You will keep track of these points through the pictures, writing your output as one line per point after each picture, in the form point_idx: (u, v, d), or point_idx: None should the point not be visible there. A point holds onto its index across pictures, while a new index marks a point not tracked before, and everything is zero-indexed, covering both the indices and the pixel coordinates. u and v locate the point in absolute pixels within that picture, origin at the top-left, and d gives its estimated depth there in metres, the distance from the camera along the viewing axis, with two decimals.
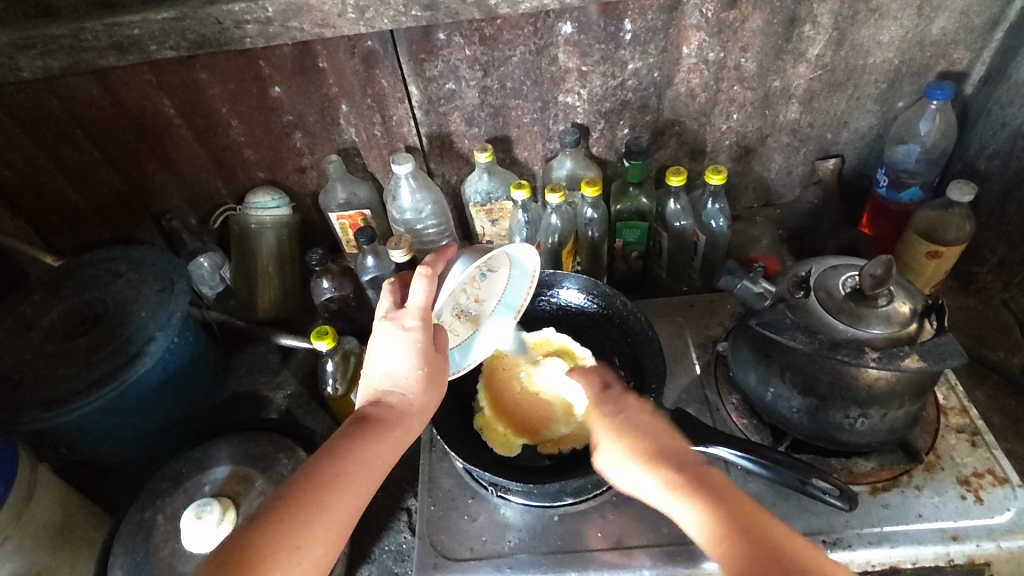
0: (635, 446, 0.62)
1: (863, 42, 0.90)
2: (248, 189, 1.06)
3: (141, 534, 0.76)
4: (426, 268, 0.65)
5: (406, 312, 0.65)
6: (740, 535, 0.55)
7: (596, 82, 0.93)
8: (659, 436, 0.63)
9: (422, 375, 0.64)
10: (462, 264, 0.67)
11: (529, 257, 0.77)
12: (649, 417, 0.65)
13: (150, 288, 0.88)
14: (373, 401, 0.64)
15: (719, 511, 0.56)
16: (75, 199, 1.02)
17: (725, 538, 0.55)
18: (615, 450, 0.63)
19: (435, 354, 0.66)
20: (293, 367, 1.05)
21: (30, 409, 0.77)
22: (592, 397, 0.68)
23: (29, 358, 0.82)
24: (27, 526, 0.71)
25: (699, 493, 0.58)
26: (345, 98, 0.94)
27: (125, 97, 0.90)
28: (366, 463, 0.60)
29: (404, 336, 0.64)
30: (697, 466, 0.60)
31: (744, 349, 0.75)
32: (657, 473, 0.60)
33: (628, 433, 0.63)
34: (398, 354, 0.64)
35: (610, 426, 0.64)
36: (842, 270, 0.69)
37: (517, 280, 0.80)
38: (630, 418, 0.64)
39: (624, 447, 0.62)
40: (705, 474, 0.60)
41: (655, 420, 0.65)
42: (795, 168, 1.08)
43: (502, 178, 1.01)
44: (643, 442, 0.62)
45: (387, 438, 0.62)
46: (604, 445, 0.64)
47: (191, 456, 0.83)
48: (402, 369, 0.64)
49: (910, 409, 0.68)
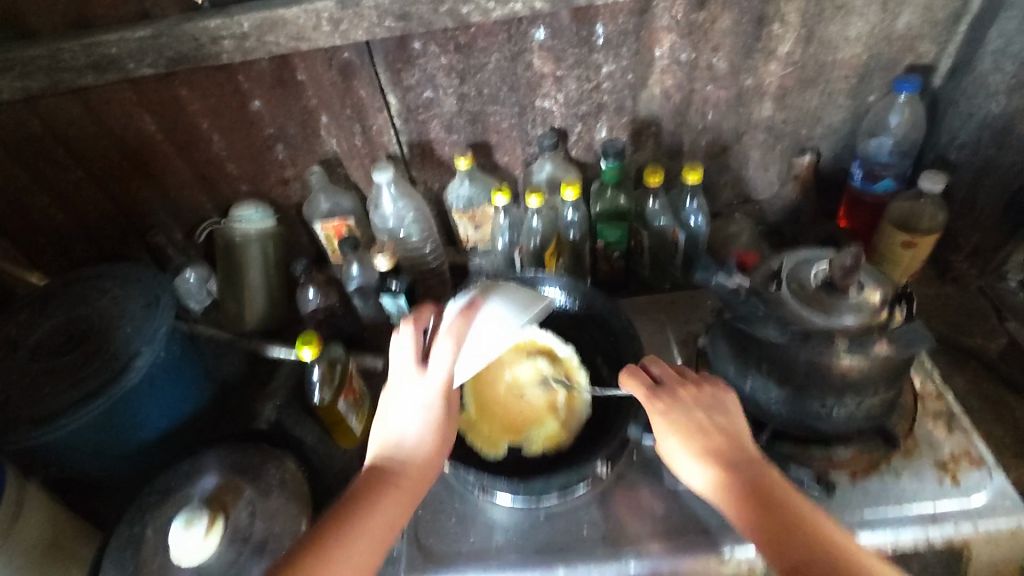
0: (691, 439, 0.62)
1: (831, 38, 0.92)
2: (232, 203, 1.07)
3: (130, 549, 0.73)
4: (454, 334, 0.67)
5: (428, 376, 0.67)
6: (775, 525, 0.56)
7: (571, 87, 0.95)
8: (719, 432, 0.63)
9: (433, 438, 0.67)
10: (490, 325, 0.68)
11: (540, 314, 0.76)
12: (708, 414, 0.64)
13: (135, 303, 0.89)
14: (385, 457, 0.66)
15: (761, 511, 0.57)
16: (60, 218, 1.03)
17: (759, 526, 0.57)
18: (671, 441, 0.64)
19: (448, 420, 0.68)
20: (282, 378, 1.05)
21: (19, 426, 0.77)
22: (645, 393, 0.66)
23: (16, 377, 0.82)
24: (14, 544, 0.71)
25: (744, 498, 0.58)
26: (324, 109, 0.95)
27: (106, 116, 0.92)
28: (387, 517, 0.62)
29: (423, 398, 0.67)
30: (750, 465, 0.61)
31: (722, 342, 0.76)
32: (707, 467, 0.61)
33: (681, 431, 0.63)
34: (413, 414, 0.67)
35: (663, 419, 0.64)
36: (814, 262, 0.70)
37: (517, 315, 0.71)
38: (688, 401, 0.65)
39: (679, 441, 0.63)
40: (756, 476, 0.60)
41: (716, 417, 0.64)
42: (771, 165, 1.09)
43: (483, 184, 1.04)
44: (694, 437, 0.62)
45: (406, 492, 0.64)
46: (660, 437, 0.65)
47: (180, 468, 0.80)
48: (414, 429, 0.67)
49: (886, 396, 0.69)
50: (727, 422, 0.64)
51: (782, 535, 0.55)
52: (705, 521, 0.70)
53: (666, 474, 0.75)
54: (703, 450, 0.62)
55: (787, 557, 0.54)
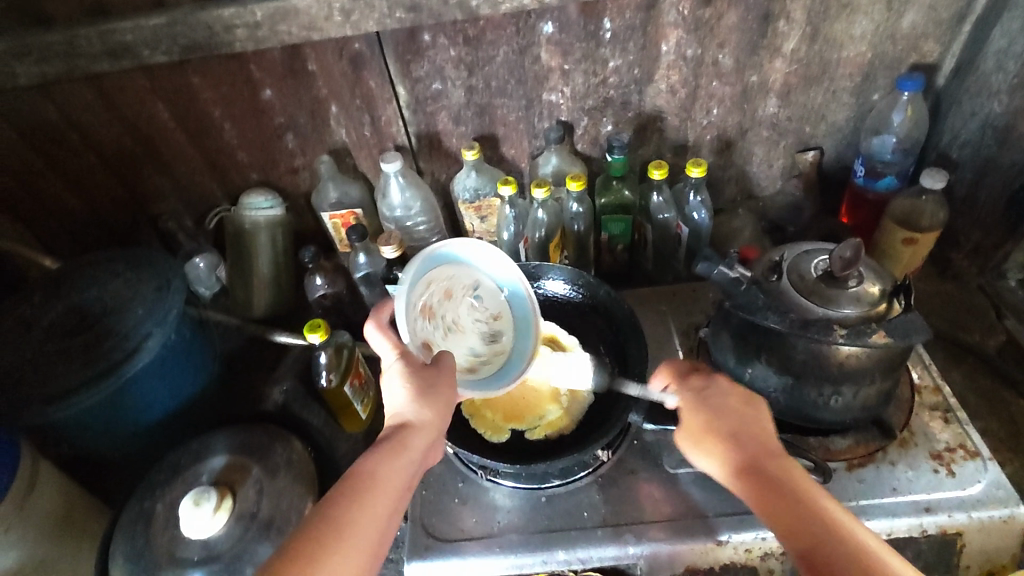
0: (715, 421, 0.64)
1: (836, 36, 0.93)
2: (242, 190, 1.08)
3: (140, 524, 0.75)
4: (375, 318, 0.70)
5: (383, 355, 0.69)
6: (791, 507, 0.55)
7: (578, 80, 0.96)
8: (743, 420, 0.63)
9: (411, 392, 0.65)
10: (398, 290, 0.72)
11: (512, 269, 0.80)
12: (736, 401, 0.64)
13: (146, 286, 0.91)
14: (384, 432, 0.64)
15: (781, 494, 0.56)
16: (73, 202, 1.05)
17: (783, 509, 0.55)
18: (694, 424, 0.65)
19: (424, 371, 0.66)
20: (289, 363, 1.07)
21: (33, 403, 0.79)
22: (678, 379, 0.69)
23: (30, 356, 0.83)
24: (28, 516, 0.72)
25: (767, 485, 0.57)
26: (334, 99, 0.97)
27: (120, 103, 0.93)
28: (389, 485, 0.59)
29: (389, 371, 0.67)
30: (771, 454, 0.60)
31: (724, 333, 0.77)
32: (727, 451, 0.61)
33: (706, 414, 0.64)
34: (389, 386, 0.67)
35: (690, 401, 0.66)
36: (814, 255, 0.72)
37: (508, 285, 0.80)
38: (715, 393, 0.66)
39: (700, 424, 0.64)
40: (777, 464, 0.59)
41: (740, 405, 0.64)
42: (775, 161, 1.10)
43: (489, 176, 1.05)
44: (720, 419, 0.63)
45: (408, 461, 0.61)
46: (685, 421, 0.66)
47: (189, 447, 0.82)
48: (395, 397, 0.65)
49: (883, 386, 0.70)
50: (751, 412, 0.64)
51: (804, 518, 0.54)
52: (703, 506, 0.71)
53: (666, 459, 0.76)
54: (727, 432, 0.62)
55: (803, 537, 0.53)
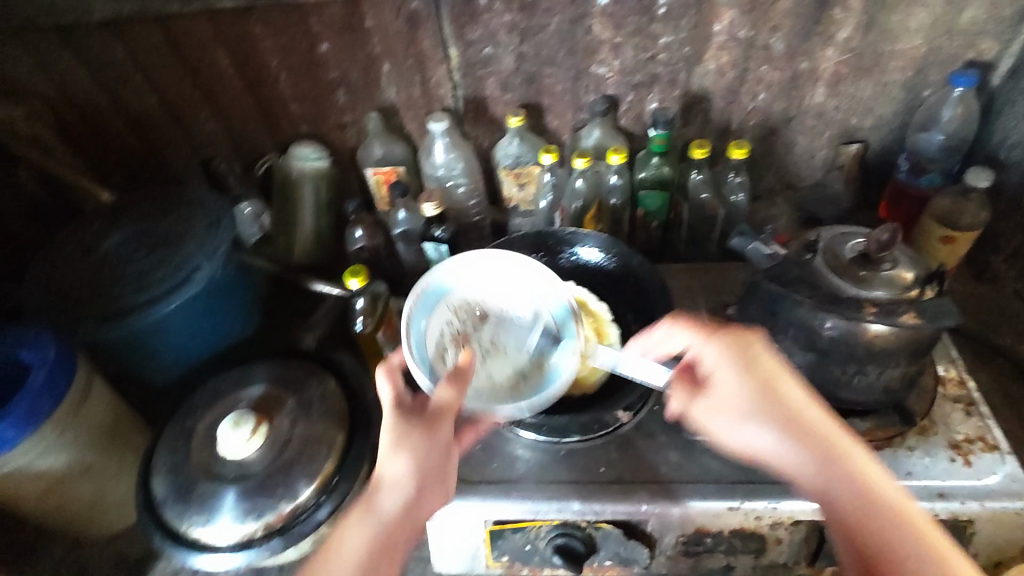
0: (759, 392, 0.66)
1: (891, 27, 0.93)
2: (291, 141, 1.12)
3: (182, 440, 0.79)
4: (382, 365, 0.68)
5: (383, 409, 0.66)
6: (836, 492, 0.58)
7: (628, 55, 0.98)
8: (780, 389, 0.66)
9: (393, 445, 0.63)
10: (412, 334, 0.74)
11: (534, 273, 0.81)
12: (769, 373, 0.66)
13: (198, 223, 0.95)
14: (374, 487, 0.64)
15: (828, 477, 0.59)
16: (131, 141, 1.10)
17: (830, 490, 0.59)
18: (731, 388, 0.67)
19: (404, 420, 0.64)
20: (324, 311, 1.12)
21: (89, 321, 0.84)
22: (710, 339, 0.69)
23: (88, 278, 0.89)
24: (82, 422, 0.77)
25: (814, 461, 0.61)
26: (388, 58, 0.99)
27: (184, 46, 0.97)
28: (372, 541, 0.59)
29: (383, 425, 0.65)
30: (809, 430, 0.63)
31: (752, 307, 0.79)
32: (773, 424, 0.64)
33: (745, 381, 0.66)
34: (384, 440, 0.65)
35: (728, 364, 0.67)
36: (850, 238, 0.72)
37: (538, 293, 0.81)
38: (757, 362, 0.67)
39: (742, 389, 0.66)
40: (817, 440, 0.62)
41: (769, 378, 0.66)
42: (817, 151, 1.10)
43: (531, 144, 1.08)
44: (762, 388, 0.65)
45: (385, 512, 0.61)
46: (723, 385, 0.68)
47: (230, 375, 0.86)
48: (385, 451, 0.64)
49: (907, 370, 0.70)
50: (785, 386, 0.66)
51: (856, 500, 0.57)
52: (716, 474, 0.73)
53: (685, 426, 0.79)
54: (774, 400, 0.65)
55: (850, 520, 0.56)
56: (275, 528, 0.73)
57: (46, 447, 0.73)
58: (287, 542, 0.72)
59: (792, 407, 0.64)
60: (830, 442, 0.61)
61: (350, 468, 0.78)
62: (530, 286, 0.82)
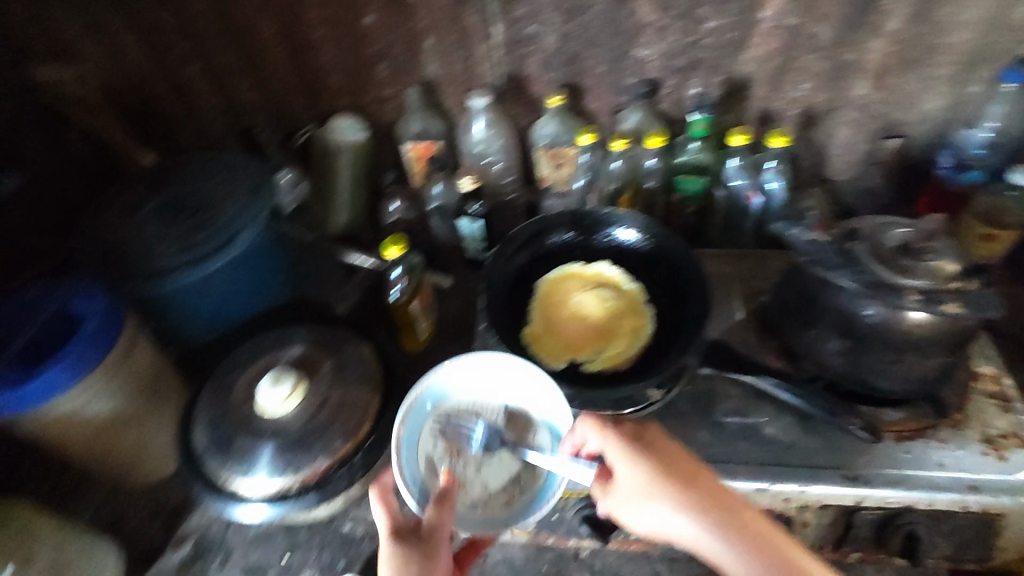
0: (666, 477, 0.67)
1: (942, 20, 0.92)
2: (332, 113, 1.13)
3: (221, 396, 0.82)
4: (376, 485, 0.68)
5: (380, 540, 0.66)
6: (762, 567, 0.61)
7: (672, 38, 0.97)
8: (680, 469, 0.67)
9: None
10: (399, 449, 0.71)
11: (522, 369, 0.75)
12: (668, 458, 0.68)
13: (240, 187, 0.97)
14: None
15: (748, 552, 0.62)
16: (174, 107, 1.12)
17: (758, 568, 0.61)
18: (635, 478, 0.67)
19: (406, 547, 0.64)
20: (357, 282, 1.14)
21: (134, 277, 0.86)
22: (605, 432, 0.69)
23: (133, 235, 0.91)
24: (126, 373, 0.80)
25: (730, 538, 0.63)
26: (432, 33, 1.00)
27: (232, 14, 0.99)
28: None
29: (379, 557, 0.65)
30: (712, 505, 0.65)
31: (790, 294, 0.80)
32: (682, 507, 0.65)
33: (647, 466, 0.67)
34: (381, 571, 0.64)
35: (627, 455, 0.68)
36: (892, 229, 0.72)
37: (529, 390, 0.75)
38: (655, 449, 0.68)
39: (643, 476, 0.67)
40: (723, 513, 0.65)
41: (665, 463, 0.67)
42: (857, 144, 1.09)
43: (572, 124, 1.08)
44: (667, 473, 0.67)
45: None
46: (624, 478, 0.68)
47: (268, 336, 0.88)
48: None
49: (945, 361, 0.70)
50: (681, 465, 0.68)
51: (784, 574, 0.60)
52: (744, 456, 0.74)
53: (716, 408, 0.79)
54: (680, 484, 0.66)
55: None
56: (310, 484, 0.75)
57: (92, 393, 0.76)
58: (322, 497, 0.74)
59: (693, 483, 0.67)
60: (739, 511, 0.65)
61: (384, 429, 0.80)
62: (521, 384, 0.76)
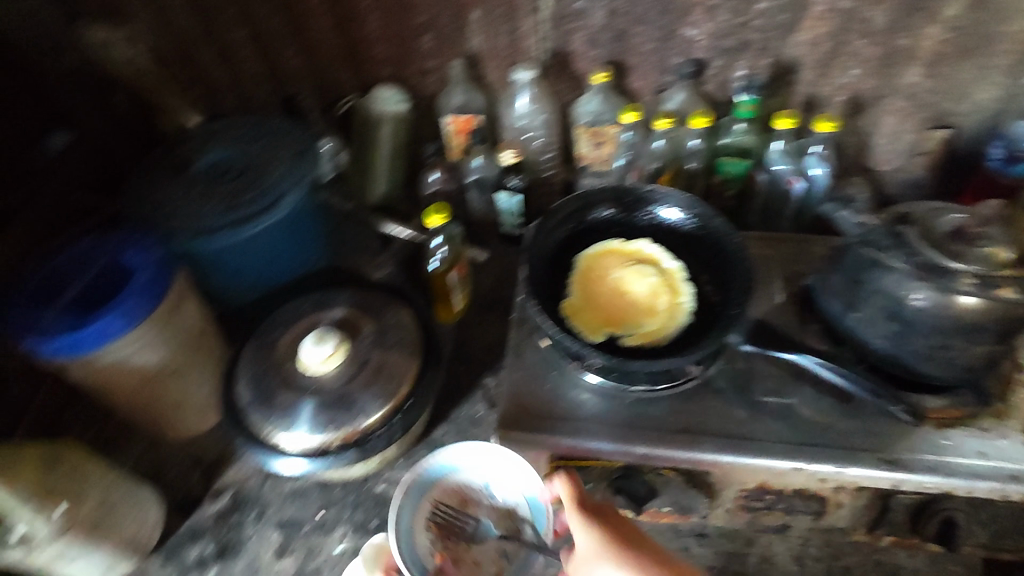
0: (620, 547, 0.66)
1: (1002, 8, 0.90)
2: (374, 83, 1.14)
3: (264, 353, 0.84)
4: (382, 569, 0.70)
5: None
6: None
7: (722, 18, 0.96)
8: (634, 541, 0.68)
9: None
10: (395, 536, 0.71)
11: (502, 454, 0.75)
12: (623, 531, 0.68)
13: (286, 151, 0.98)
14: None
15: None
16: (218, 74, 1.11)
17: None
18: (591, 547, 0.67)
19: None
20: (393, 252, 1.15)
21: (183, 234, 0.88)
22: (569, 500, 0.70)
23: (182, 194, 0.92)
24: (175, 326, 0.82)
25: None
26: (479, 5, 1.00)
27: None
28: None
29: None
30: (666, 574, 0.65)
31: (833, 277, 0.79)
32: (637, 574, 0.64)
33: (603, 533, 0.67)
34: None
35: (586, 523, 0.68)
36: (947, 214, 0.71)
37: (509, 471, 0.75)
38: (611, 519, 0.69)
39: (598, 542, 0.67)
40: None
41: (620, 532, 0.68)
42: (903, 134, 1.08)
43: (614, 104, 1.08)
44: (621, 542, 0.67)
45: None
46: (582, 546, 0.67)
47: (310, 298, 0.90)
48: None
49: (994, 349, 0.69)
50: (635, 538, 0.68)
51: None
52: (780, 434, 0.74)
53: (755, 387, 0.79)
54: (633, 554, 0.66)
55: None
56: (350, 441, 0.77)
57: (143, 343, 0.78)
58: (361, 455, 0.76)
59: (647, 553, 0.67)
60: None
61: (423, 393, 0.81)
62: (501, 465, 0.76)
